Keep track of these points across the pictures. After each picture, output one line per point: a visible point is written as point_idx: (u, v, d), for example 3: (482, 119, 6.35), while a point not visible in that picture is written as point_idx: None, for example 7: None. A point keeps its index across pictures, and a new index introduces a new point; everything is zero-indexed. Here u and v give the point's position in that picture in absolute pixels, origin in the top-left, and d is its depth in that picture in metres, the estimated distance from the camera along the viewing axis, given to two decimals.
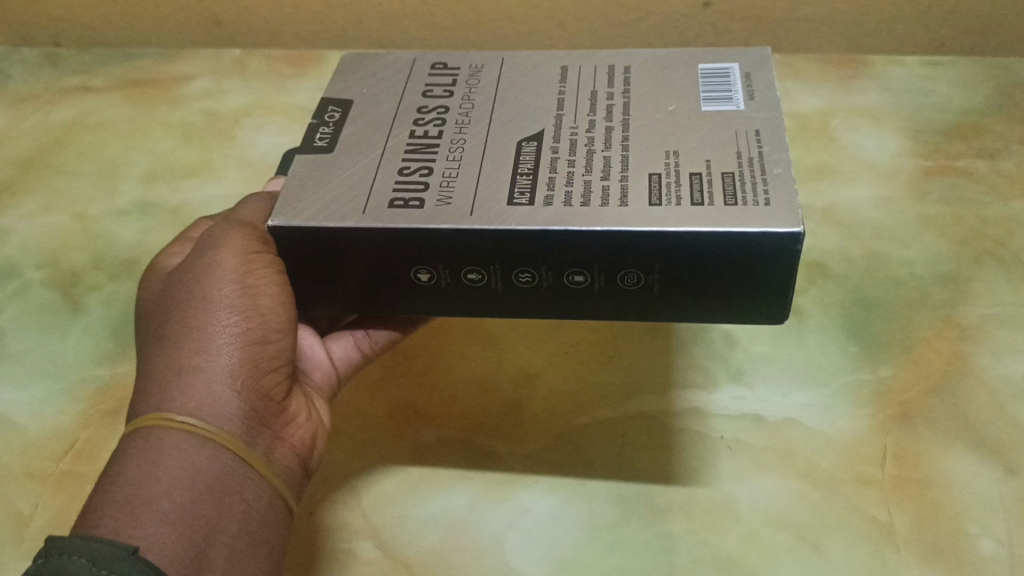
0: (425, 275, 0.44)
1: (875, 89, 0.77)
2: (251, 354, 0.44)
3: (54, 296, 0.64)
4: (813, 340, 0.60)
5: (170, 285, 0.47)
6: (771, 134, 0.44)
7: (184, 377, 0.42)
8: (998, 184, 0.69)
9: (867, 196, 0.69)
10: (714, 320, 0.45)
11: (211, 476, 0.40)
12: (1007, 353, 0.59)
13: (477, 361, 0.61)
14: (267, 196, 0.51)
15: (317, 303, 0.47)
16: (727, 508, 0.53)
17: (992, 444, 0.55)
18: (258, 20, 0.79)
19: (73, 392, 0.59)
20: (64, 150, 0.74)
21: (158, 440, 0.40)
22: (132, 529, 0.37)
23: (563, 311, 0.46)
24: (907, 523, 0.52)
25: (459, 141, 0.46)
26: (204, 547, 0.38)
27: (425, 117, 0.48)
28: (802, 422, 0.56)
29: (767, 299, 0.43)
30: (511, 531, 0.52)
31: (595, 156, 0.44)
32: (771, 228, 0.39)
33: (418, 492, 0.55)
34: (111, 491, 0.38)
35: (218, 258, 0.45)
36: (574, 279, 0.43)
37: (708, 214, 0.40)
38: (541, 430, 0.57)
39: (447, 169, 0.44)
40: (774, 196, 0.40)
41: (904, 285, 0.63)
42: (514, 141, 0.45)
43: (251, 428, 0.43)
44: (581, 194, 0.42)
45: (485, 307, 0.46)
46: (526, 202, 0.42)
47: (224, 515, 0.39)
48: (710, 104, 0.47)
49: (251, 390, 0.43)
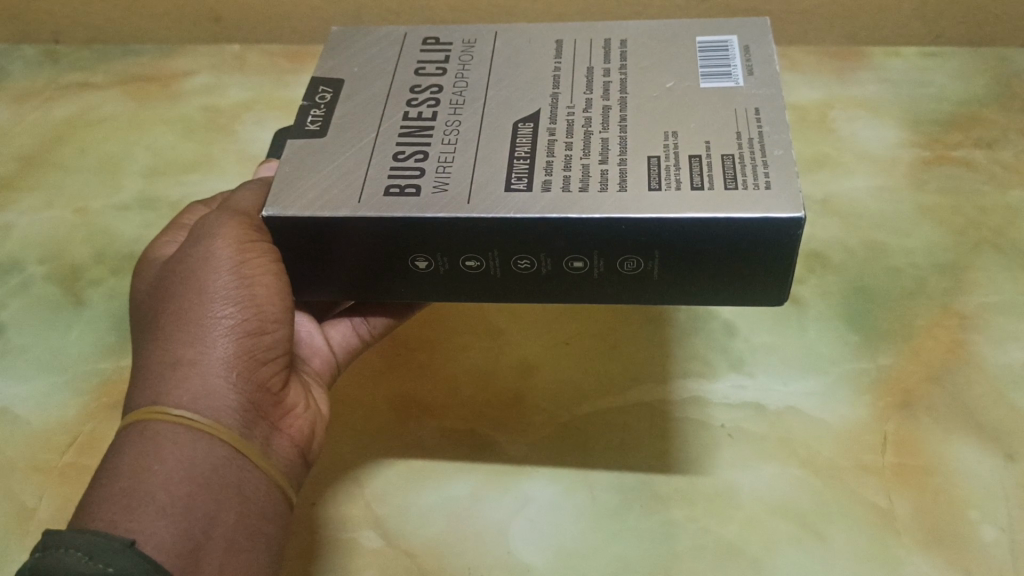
0: (423, 262, 0.45)
1: (873, 80, 0.77)
2: (248, 345, 0.44)
3: (55, 291, 0.64)
4: (812, 329, 0.61)
5: (165, 274, 0.47)
6: (770, 113, 0.45)
7: (180, 370, 0.42)
8: (997, 174, 0.69)
9: (866, 187, 0.69)
10: (712, 303, 0.45)
11: (208, 470, 0.40)
12: (1005, 341, 0.59)
13: (473, 350, 0.61)
14: (262, 180, 0.51)
15: (313, 290, 0.48)
16: (729, 496, 0.53)
17: (991, 431, 0.55)
18: (257, 15, 0.79)
19: (75, 385, 0.59)
20: (65, 146, 0.74)
21: (155, 434, 0.40)
22: (130, 522, 0.37)
23: (563, 296, 0.46)
24: (908, 509, 0.52)
25: (454, 123, 0.46)
26: (202, 540, 0.39)
27: (418, 97, 0.48)
28: (802, 409, 0.57)
29: (766, 282, 0.43)
30: (513, 520, 0.53)
31: (592, 138, 0.44)
32: (773, 214, 0.39)
33: (417, 483, 0.55)
34: (109, 484, 0.39)
35: (212, 247, 0.45)
36: (574, 265, 0.43)
37: (708, 199, 0.40)
38: (540, 419, 0.57)
39: (443, 153, 0.44)
40: (774, 179, 0.41)
41: (903, 274, 0.63)
42: (511, 123, 0.45)
43: (248, 421, 0.43)
44: (579, 178, 0.42)
45: (485, 293, 0.46)
46: (524, 187, 0.42)
47: (221, 508, 0.40)
48: (709, 80, 0.47)
49: (247, 381, 0.44)
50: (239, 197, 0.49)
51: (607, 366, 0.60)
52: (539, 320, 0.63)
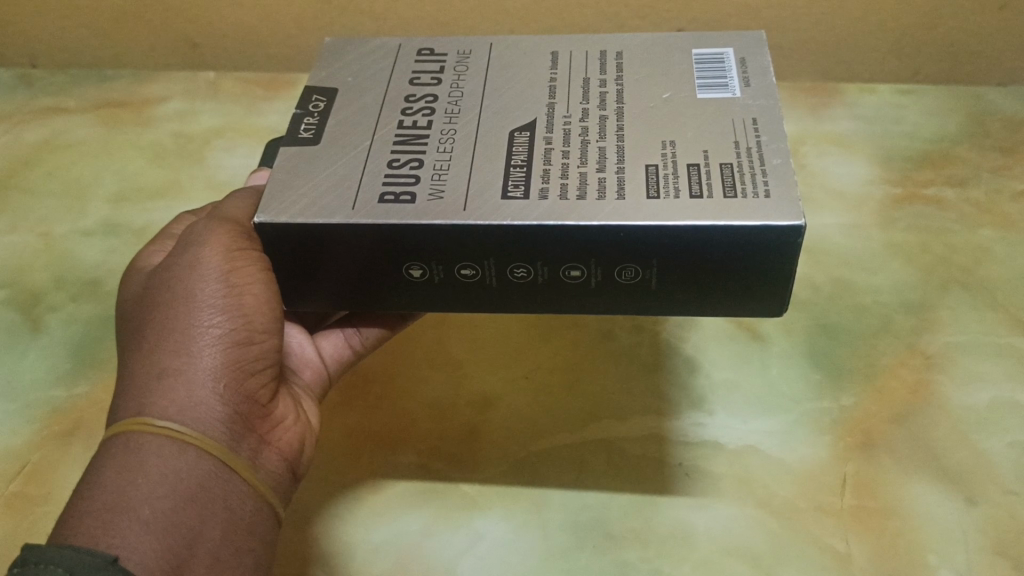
0: (417, 271, 0.44)
1: (846, 117, 0.77)
2: (236, 354, 0.43)
3: (14, 316, 0.63)
4: (775, 365, 0.60)
5: (153, 281, 0.46)
6: (768, 123, 0.44)
7: (165, 381, 0.41)
8: (967, 212, 0.69)
9: (835, 223, 0.69)
10: (711, 313, 0.44)
11: (193, 482, 0.39)
12: (971, 382, 0.58)
13: (444, 384, 0.60)
14: (252, 190, 0.50)
15: (304, 300, 0.47)
16: (684, 537, 0.52)
17: (953, 474, 0.54)
18: (233, 44, 0.80)
19: (28, 413, 0.58)
20: (33, 170, 0.74)
21: (138, 446, 0.39)
22: (111, 537, 0.36)
23: (558, 304, 0.45)
24: (866, 553, 0.51)
25: (448, 132, 0.45)
26: (186, 557, 0.37)
27: (413, 105, 0.47)
28: (762, 449, 0.56)
29: (764, 290, 0.42)
30: (463, 557, 0.52)
31: (589, 147, 0.43)
32: (772, 222, 0.38)
33: (371, 518, 0.54)
34: (89, 497, 0.37)
35: (200, 255, 0.44)
36: (570, 274, 0.43)
37: (708, 207, 0.39)
38: (497, 456, 0.56)
39: (438, 161, 0.43)
40: (773, 187, 0.40)
41: (869, 312, 0.63)
42: (506, 131, 0.45)
43: (234, 433, 0.42)
44: (577, 186, 0.41)
45: (477, 303, 0.45)
46: (521, 194, 0.41)
47: (207, 524, 0.39)
48: (707, 90, 0.46)
49: (235, 391, 0.42)
50: (228, 202, 0.49)
51: (590, 396, 0.59)
52: (521, 351, 0.62)
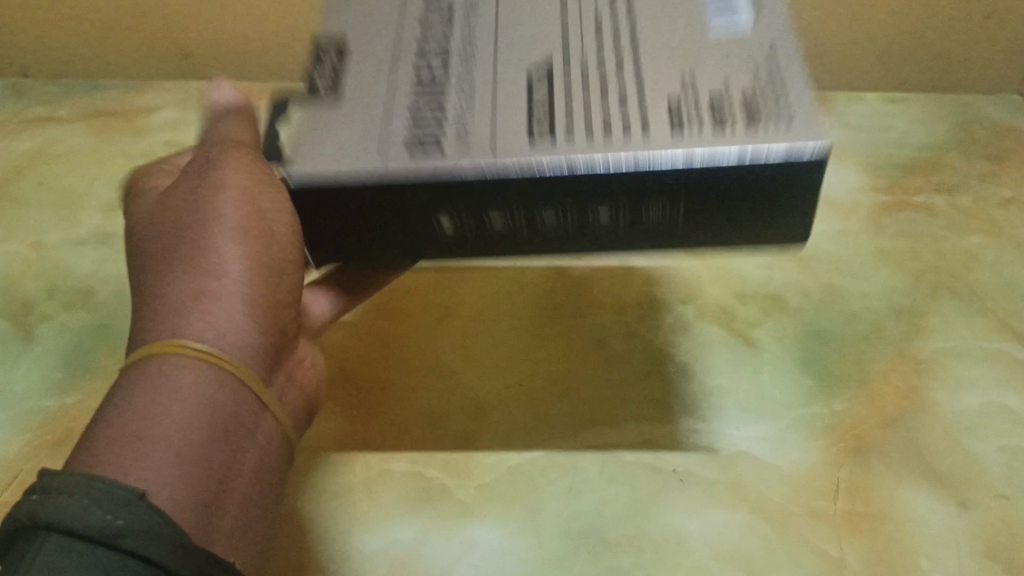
0: (447, 223, 0.43)
1: (835, 125, 0.78)
2: (263, 281, 0.43)
3: (6, 326, 0.63)
4: (767, 372, 0.60)
5: (170, 202, 0.45)
6: (787, 53, 0.43)
7: (201, 303, 0.41)
8: (956, 218, 0.69)
9: (824, 231, 0.69)
10: (732, 242, 0.44)
11: (225, 412, 0.39)
12: (961, 387, 0.59)
13: (436, 391, 0.60)
14: (240, 100, 0.49)
15: (320, 249, 0.45)
16: (678, 543, 0.52)
17: (944, 479, 0.54)
18: (226, 53, 0.80)
19: (20, 422, 0.58)
20: (25, 180, 0.74)
21: (174, 370, 0.39)
22: (142, 469, 0.35)
23: (586, 245, 0.44)
24: (859, 559, 0.51)
25: (468, 70, 0.44)
26: (217, 492, 0.38)
27: (428, 40, 0.45)
28: (754, 454, 0.56)
29: (789, 216, 0.42)
30: (458, 565, 0.52)
31: (609, 77, 0.42)
32: (799, 145, 0.39)
33: (364, 527, 0.54)
34: (120, 419, 0.37)
35: (230, 174, 0.44)
36: (600, 216, 0.42)
37: (738, 142, 0.39)
38: (491, 463, 0.56)
39: (461, 103, 0.42)
40: (798, 119, 0.40)
41: (860, 318, 0.63)
42: (524, 69, 0.43)
43: (264, 363, 0.43)
44: (601, 122, 0.40)
45: (505, 250, 0.45)
46: (549, 138, 0.40)
47: (236, 458, 0.39)
48: (717, 18, 0.45)
49: (264, 320, 0.43)
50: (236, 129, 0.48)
51: (583, 402, 0.59)
52: (513, 358, 0.62)
